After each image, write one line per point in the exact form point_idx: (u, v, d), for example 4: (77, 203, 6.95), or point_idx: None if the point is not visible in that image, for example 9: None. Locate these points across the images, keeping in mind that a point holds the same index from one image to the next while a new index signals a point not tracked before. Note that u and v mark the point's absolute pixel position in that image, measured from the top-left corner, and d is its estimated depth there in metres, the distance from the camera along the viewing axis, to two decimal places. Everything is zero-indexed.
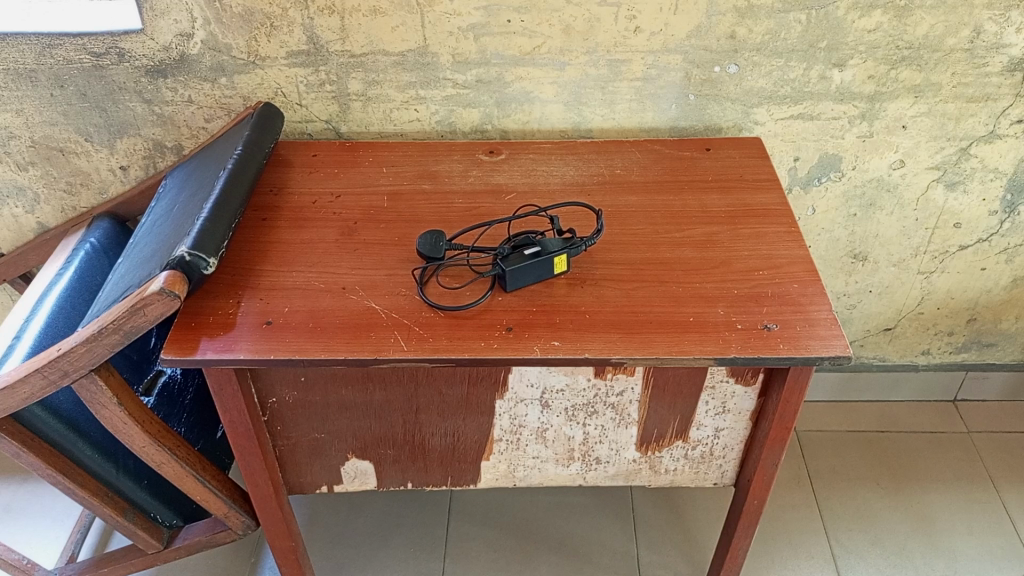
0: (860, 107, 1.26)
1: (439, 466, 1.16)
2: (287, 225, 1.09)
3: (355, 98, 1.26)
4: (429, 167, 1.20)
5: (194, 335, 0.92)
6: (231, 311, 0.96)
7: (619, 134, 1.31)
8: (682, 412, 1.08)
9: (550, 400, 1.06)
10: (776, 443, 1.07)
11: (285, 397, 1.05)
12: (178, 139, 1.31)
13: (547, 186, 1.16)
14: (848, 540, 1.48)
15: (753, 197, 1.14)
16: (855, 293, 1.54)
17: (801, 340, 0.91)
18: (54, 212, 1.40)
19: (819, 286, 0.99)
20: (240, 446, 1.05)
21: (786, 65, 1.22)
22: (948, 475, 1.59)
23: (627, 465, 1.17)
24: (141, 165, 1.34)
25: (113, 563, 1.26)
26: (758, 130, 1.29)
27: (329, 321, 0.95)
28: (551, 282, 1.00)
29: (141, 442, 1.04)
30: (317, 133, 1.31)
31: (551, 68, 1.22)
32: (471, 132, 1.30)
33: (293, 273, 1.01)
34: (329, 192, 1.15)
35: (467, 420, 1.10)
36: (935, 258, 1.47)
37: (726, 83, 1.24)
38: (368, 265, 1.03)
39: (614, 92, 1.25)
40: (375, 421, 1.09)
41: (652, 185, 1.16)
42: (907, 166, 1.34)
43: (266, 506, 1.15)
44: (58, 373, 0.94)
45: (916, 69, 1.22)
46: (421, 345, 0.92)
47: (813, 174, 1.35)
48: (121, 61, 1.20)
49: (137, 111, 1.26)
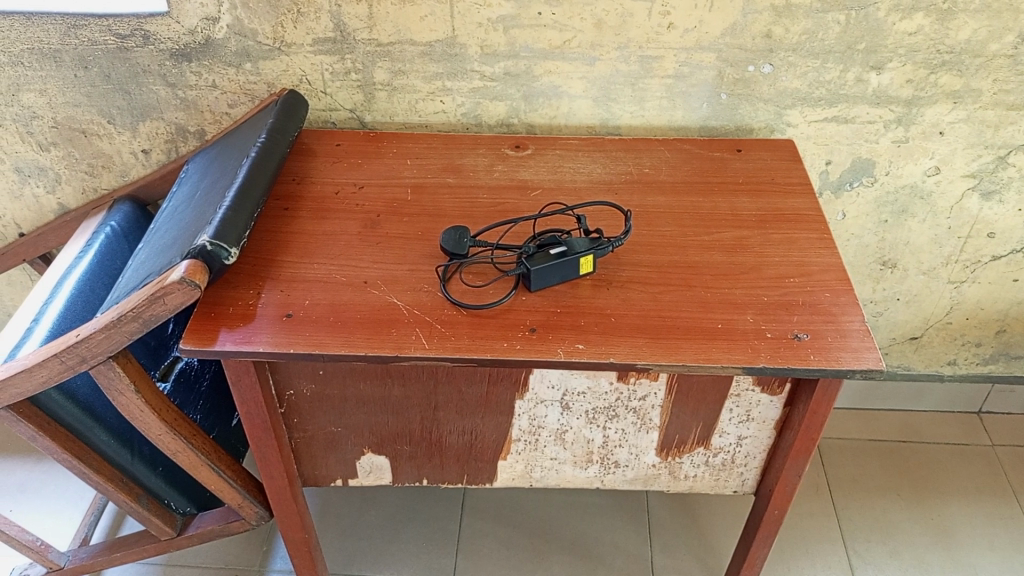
0: (896, 112, 1.23)
1: (455, 463, 1.15)
2: (310, 216, 1.07)
3: (380, 88, 1.24)
4: (454, 160, 1.18)
5: (213, 326, 0.91)
6: (250, 303, 0.94)
7: (648, 132, 1.28)
8: (704, 419, 1.06)
9: (570, 402, 1.05)
10: (800, 454, 1.05)
11: (302, 390, 1.03)
12: (201, 124, 1.29)
13: (573, 183, 1.13)
14: (865, 550, 1.46)
15: (784, 202, 1.11)
16: (882, 301, 1.51)
17: (832, 352, 0.89)
18: (74, 194, 1.39)
19: (850, 296, 0.96)
20: (256, 438, 1.04)
21: (822, 67, 1.19)
22: (969, 487, 1.57)
23: (646, 470, 1.15)
24: (163, 149, 1.32)
25: (125, 549, 1.26)
26: (790, 132, 1.27)
27: (350, 315, 0.93)
28: (576, 283, 0.98)
29: (156, 430, 1.04)
30: (341, 122, 1.29)
31: (581, 62, 1.20)
32: (497, 125, 1.28)
33: (315, 265, 1.00)
34: (352, 183, 1.13)
35: (485, 420, 1.08)
36: (965, 268, 1.44)
37: (760, 83, 1.21)
38: (390, 259, 1.01)
39: (644, 88, 1.23)
40: (392, 416, 1.07)
41: (682, 185, 1.14)
42: (942, 173, 1.31)
43: (280, 498, 1.14)
44: (76, 359, 0.94)
45: (956, 74, 1.19)
46: (442, 343, 0.90)
47: (844, 179, 1.32)
48: (146, 44, 1.19)
49: (161, 95, 1.25)
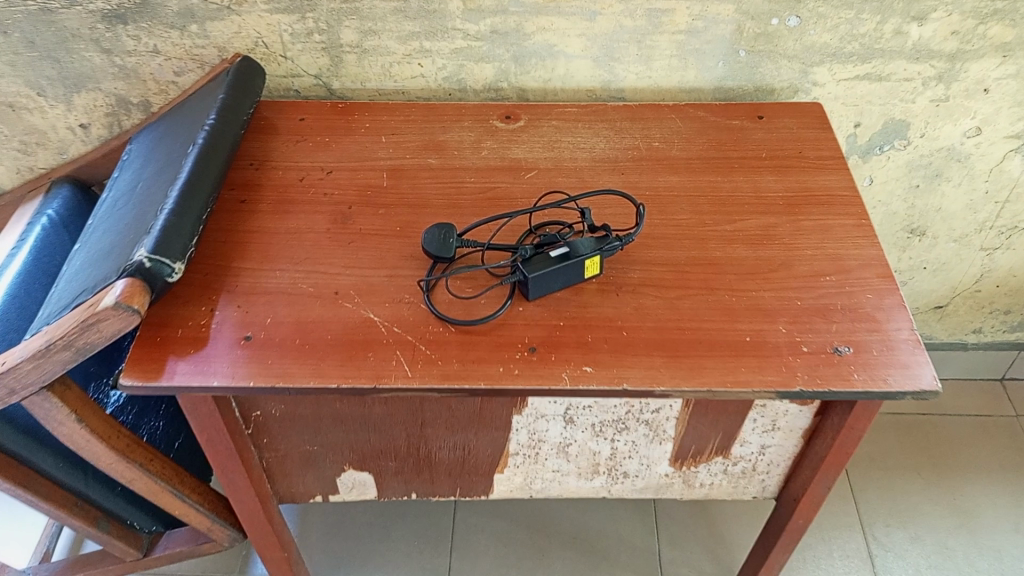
0: (938, 68, 1.08)
1: (447, 478, 1.04)
2: (270, 209, 0.93)
3: (348, 50, 1.08)
4: (435, 136, 1.03)
5: (159, 354, 0.77)
6: (202, 324, 0.81)
7: (655, 95, 1.13)
8: (725, 429, 0.95)
9: (575, 416, 0.93)
10: (831, 467, 0.94)
11: (270, 410, 0.91)
12: (145, 95, 1.13)
13: (573, 161, 0.99)
14: (885, 536, 1.38)
15: (814, 179, 0.97)
16: (907, 270, 1.39)
17: (879, 370, 0.78)
18: (8, 173, 1.22)
19: (898, 297, 0.84)
20: (220, 464, 0.92)
21: (856, 18, 1.03)
22: (992, 463, 1.47)
23: (658, 479, 1.04)
24: (104, 123, 1.16)
25: (89, 568, 1.15)
26: (816, 92, 1.12)
27: (320, 335, 0.80)
28: (581, 288, 0.85)
29: (107, 459, 0.91)
30: (305, 89, 1.13)
31: (580, 18, 1.04)
32: (483, 90, 1.12)
33: (277, 272, 0.86)
34: (319, 167, 0.99)
35: (479, 435, 0.96)
36: (1000, 234, 1.32)
37: (785, 38, 1.05)
38: (365, 263, 0.87)
39: (652, 46, 1.07)
40: (374, 433, 0.95)
41: (697, 162, 0.99)
42: (983, 134, 1.17)
43: (253, 520, 1.03)
44: (3, 391, 0.79)
45: (1008, 24, 1.04)
46: (428, 370, 0.77)
47: (874, 142, 1.18)
48: (72, 5, 1.02)
49: (96, 62, 1.08)
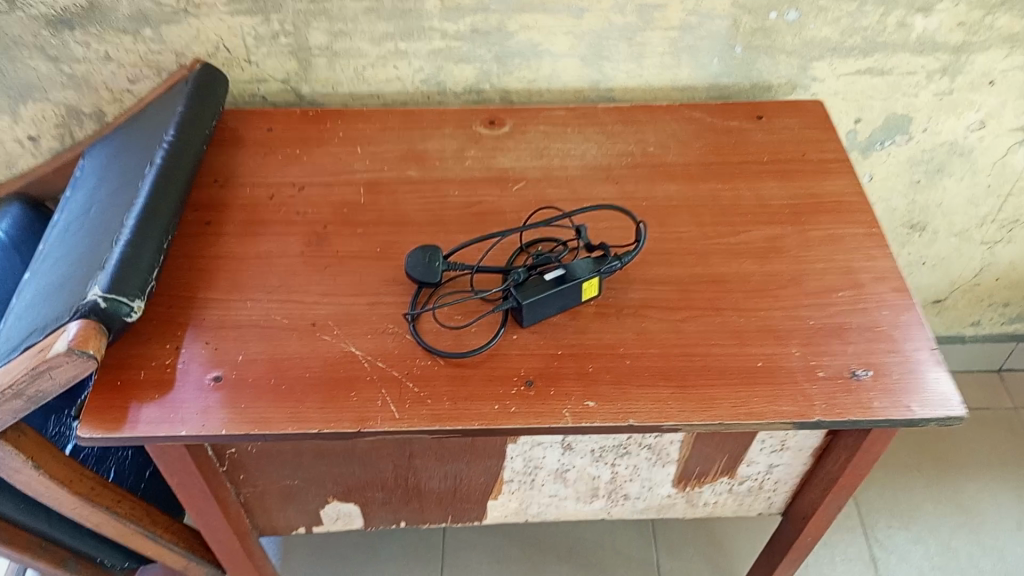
0: (942, 60, 1.03)
1: (438, 506, 0.98)
2: (238, 232, 0.86)
3: (318, 53, 1.00)
4: (415, 145, 0.96)
5: (120, 402, 0.70)
6: (167, 364, 0.73)
7: (647, 94, 1.07)
8: (731, 450, 0.90)
9: (573, 443, 0.87)
10: (844, 488, 0.89)
11: (246, 447, 0.84)
12: (98, 104, 1.05)
13: (564, 170, 0.93)
14: (887, 539, 1.34)
15: (820, 184, 0.92)
16: (906, 266, 1.34)
17: (901, 394, 0.73)
18: None
19: (915, 313, 0.79)
20: (194, 505, 0.85)
21: (858, 10, 0.97)
22: (991, 458, 1.44)
23: (660, 500, 0.99)
24: (55, 135, 1.07)
25: None
26: (815, 88, 1.06)
27: (297, 373, 0.73)
28: (578, 312, 0.79)
29: (69, 506, 0.83)
30: (272, 95, 1.05)
31: (566, 15, 0.97)
32: (464, 92, 1.05)
33: (247, 303, 0.79)
34: (290, 182, 0.91)
35: (471, 464, 0.90)
36: (1001, 228, 1.27)
37: (783, 32, 0.99)
38: (343, 289, 0.80)
39: (643, 43, 1.00)
40: (359, 467, 0.89)
41: (696, 168, 0.93)
42: (987, 127, 1.12)
43: (231, 557, 0.97)
44: None
45: (1017, 14, 0.98)
46: (416, 410, 0.71)
47: (874, 138, 1.13)
48: (13, 10, 0.93)
49: (42, 70, 0.99)
